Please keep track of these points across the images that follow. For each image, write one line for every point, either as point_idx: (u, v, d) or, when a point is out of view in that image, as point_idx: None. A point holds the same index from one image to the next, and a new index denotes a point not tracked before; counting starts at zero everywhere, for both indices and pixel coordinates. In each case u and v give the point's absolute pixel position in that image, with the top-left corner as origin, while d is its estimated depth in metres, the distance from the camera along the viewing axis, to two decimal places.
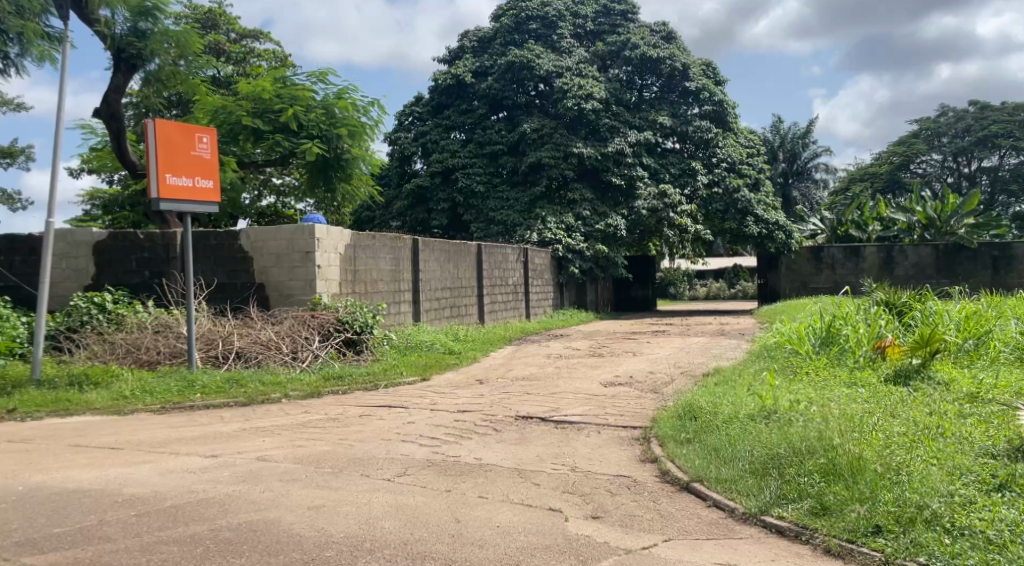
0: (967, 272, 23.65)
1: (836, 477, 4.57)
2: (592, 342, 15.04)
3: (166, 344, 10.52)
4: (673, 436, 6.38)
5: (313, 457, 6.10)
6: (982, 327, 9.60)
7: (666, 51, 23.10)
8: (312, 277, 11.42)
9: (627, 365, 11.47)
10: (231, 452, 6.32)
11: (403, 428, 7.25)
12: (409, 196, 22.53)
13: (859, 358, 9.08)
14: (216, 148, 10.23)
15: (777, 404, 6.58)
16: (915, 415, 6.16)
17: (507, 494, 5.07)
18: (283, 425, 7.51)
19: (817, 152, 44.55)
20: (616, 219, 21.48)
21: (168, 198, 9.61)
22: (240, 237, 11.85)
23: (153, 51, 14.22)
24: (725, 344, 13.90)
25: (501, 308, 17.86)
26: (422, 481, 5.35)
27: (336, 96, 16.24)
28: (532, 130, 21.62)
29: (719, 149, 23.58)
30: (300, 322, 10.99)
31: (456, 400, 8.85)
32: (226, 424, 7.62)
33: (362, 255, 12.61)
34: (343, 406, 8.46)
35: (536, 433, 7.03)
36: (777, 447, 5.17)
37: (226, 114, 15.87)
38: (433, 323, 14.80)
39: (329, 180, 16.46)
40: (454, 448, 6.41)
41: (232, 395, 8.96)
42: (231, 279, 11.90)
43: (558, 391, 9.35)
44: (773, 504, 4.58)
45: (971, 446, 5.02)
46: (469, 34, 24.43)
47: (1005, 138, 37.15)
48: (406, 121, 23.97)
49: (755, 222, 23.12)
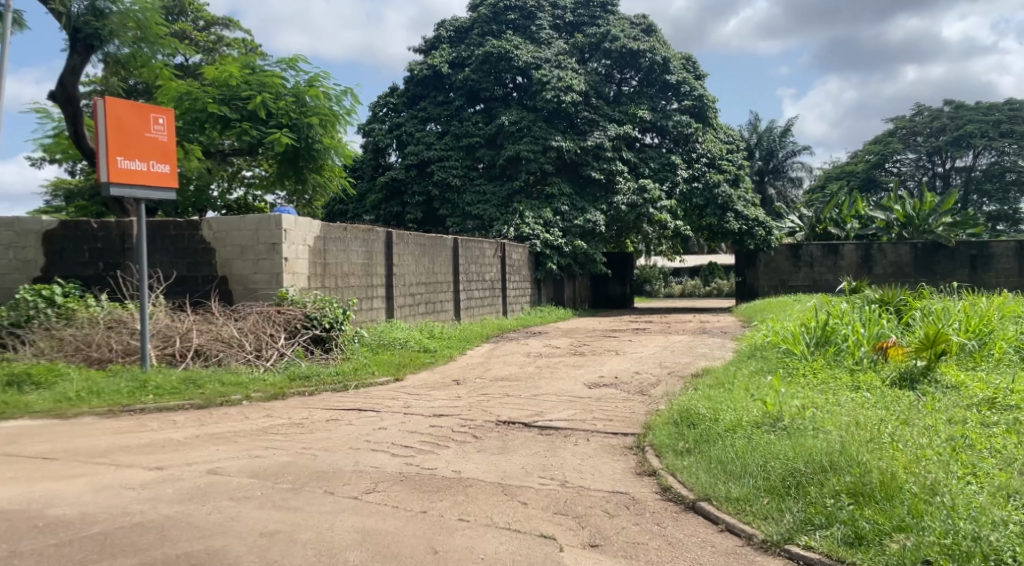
0: (944, 271, 23.41)
1: (867, 500, 4.03)
2: (572, 340, 14.45)
3: (119, 340, 9.75)
4: (671, 446, 5.84)
5: (272, 469, 5.43)
6: (983, 328, 9.20)
7: (646, 44, 22.66)
8: (278, 270, 10.68)
9: (611, 365, 10.91)
10: (180, 464, 5.62)
11: (373, 435, 6.58)
12: (383, 189, 21.80)
13: (860, 359, 8.63)
14: (173, 131, 9.49)
15: (783, 410, 6.03)
16: (933, 423, 5.69)
17: (492, 515, 4.45)
18: (242, 431, 6.83)
19: (794, 151, 44.40)
20: (596, 215, 20.89)
21: (120, 182, 8.86)
22: (201, 227, 11.12)
23: (113, 31, 13.41)
24: (710, 343, 13.38)
25: (477, 304, 17.18)
26: (394, 499, 4.72)
27: (307, 83, 15.52)
28: (510, 123, 21.01)
29: (699, 145, 23.05)
30: (265, 318, 10.25)
31: (432, 403, 8.19)
32: (179, 430, 6.91)
33: (333, 247, 11.90)
34: (310, 410, 7.78)
35: (519, 442, 6.42)
36: (795, 461, 4.61)
37: (191, 100, 15.07)
38: (407, 320, 14.13)
39: (299, 171, 15.63)
40: (429, 459, 5.77)
41: (188, 397, 8.22)
42: (192, 272, 11.13)
43: (540, 393, 8.74)
44: (798, 530, 4.03)
45: (1006, 465, 4.55)
46: (445, 23, 23.73)
47: (980, 138, 36.92)
48: (380, 112, 23.30)
49: (736, 218, 22.73)
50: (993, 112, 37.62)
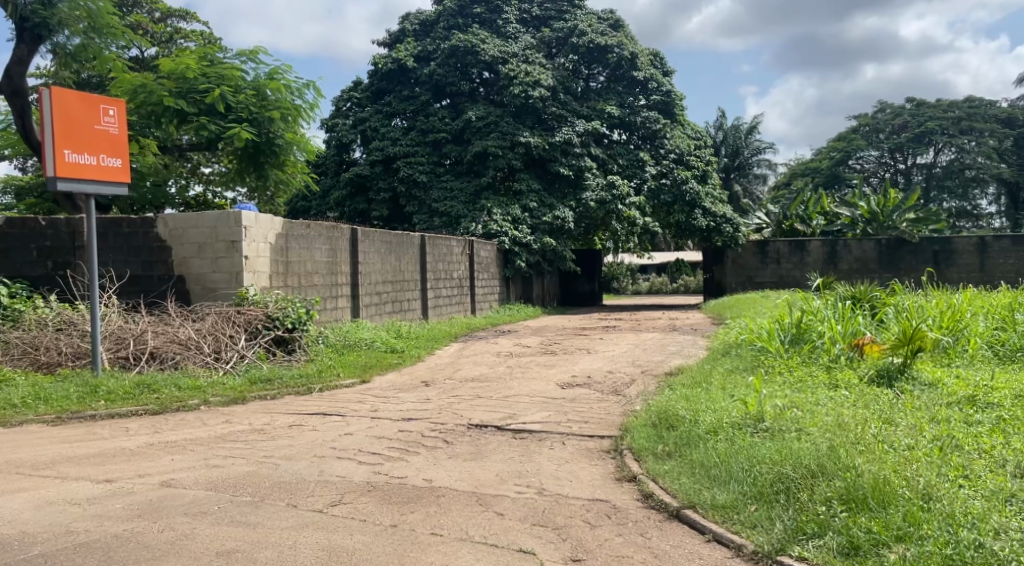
0: (908, 267, 23.49)
1: (861, 508, 3.83)
2: (542, 338, 14.22)
3: (69, 343, 9.28)
4: (650, 450, 5.63)
5: (230, 481, 5.10)
6: (957, 323, 9.12)
7: (614, 39, 22.55)
8: (238, 268, 10.27)
9: (584, 365, 10.68)
10: (130, 476, 5.26)
11: (339, 442, 6.26)
12: (348, 185, 21.36)
13: (837, 357, 8.52)
14: (125, 122, 9.06)
15: (764, 409, 5.83)
16: (916, 423, 5.56)
17: (466, 528, 4.19)
18: (199, 438, 6.47)
19: (759, 148, 44.80)
20: (564, 212, 20.66)
21: (67, 176, 8.40)
22: (157, 225, 10.67)
23: (63, 20, 12.92)
24: (681, 341, 13.25)
25: (445, 302, 16.89)
26: (362, 512, 4.43)
27: (268, 76, 15.09)
28: (477, 118, 20.73)
29: (667, 141, 22.97)
30: (224, 318, 9.83)
31: (400, 406, 7.90)
32: (131, 438, 6.52)
33: (296, 244, 11.53)
34: (271, 415, 7.44)
35: (492, 446, 6.16)
36: (782, 464, 4.41)
37: (146, 93, 14.24)
38: (373, 319, 13.78)
39: (260, 167, 15.17)
40: (398, 467, 5.47)
41: (142, 402, 7.82)
42: (147, 271, 10.68)
43: (512, 394, 8.48)
44: (790, 541, 3.83)
45: (997, 467, 4.40)
46: (411, 17, 23.38)
47: (940, 134, 37.52)
48: (344, 106, 22.81)
49: (703, 215, 22.67)
50: (953, 109, 38.29)
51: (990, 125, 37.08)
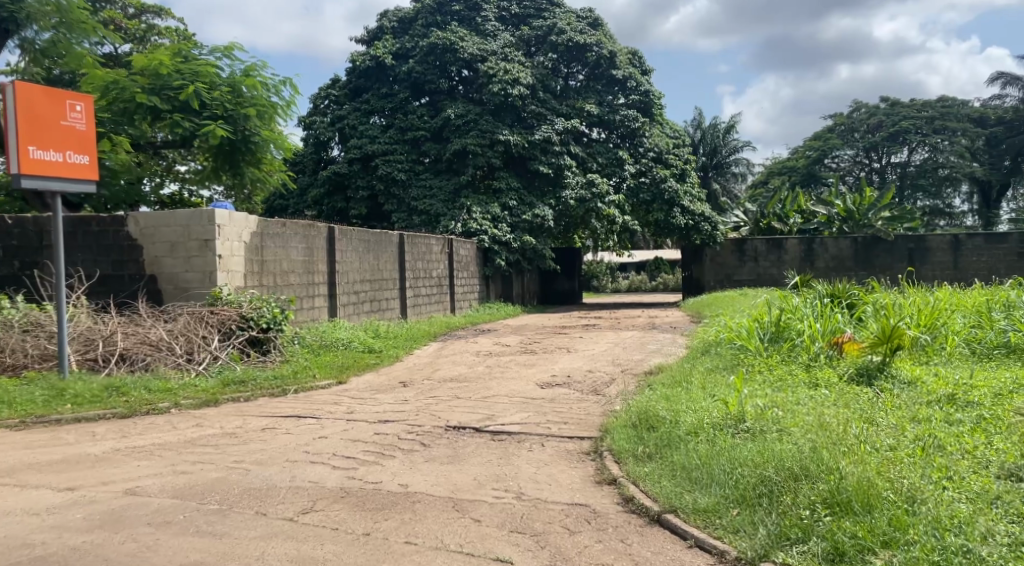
0: (884, 265, 23.60)
1: (845, 512, 3.76)
2: (522, 337, 14.10)
3: (35, 345, 9.04)
4: (631, 451, 5.54)
5: (199, 487, 4.94)
6: (935, 320, 9.11)
7: (592, 38, 22.49)
8: (212, 268, 10.04)
9: (564, 364, 10.59)
10: (94, 484, 5.08)
11: (313, 445, 6.11)
12: (326, 183, 21.10)
13: (816, 355, 8.49)
14: (92, 118, 8.83)
15: (745, 409, 5.75)
16: (897, 422, 5.50)
17: (442, 537, 4.07)
18: (168, 443, 6.29)
19: (737, 148, 45.01)
20: (544, 210, 20.55)
21: (32, 174, 8.16)
22: (128, 223, 10.44)
23: (30, 15, 13.20)
24: (660, 339, 13.19)
25: (425, 301, 16.73)
26: (334, 520, 4.30)
27: (243, 73, 14.84)
28: (456, 116, 20.56)
29: (646, 139, 22.94)
30: (196, 319, 9.62)
31: (377, 407, 7.76)
32: (97, 443, 6.32)
33: (271, 243, 11.33)
34: (244, 418, 7.27)
35: (470, 449, 6.03)
36: (765, 466, 4.33)
37: (118, 89, 14.01)
38: (350, 318, 13.60)
39: (235, 165, 14.94)
40: (373, 472, 5.33)
41: (111, 405, 7.61)
42: (117, 271, 10.44)
43: (491, 395, 8.37)
44: (773, 546, 3.76)
45: (980, 468, 4.35)
46: (389, 14, 23.14)
47: (914, 134, 37.82)
48: (322, 104, 22.53)
49: (682, 214, 22.64)
50: (927, 109, 38.62)
51: (962, 124, 37.33)
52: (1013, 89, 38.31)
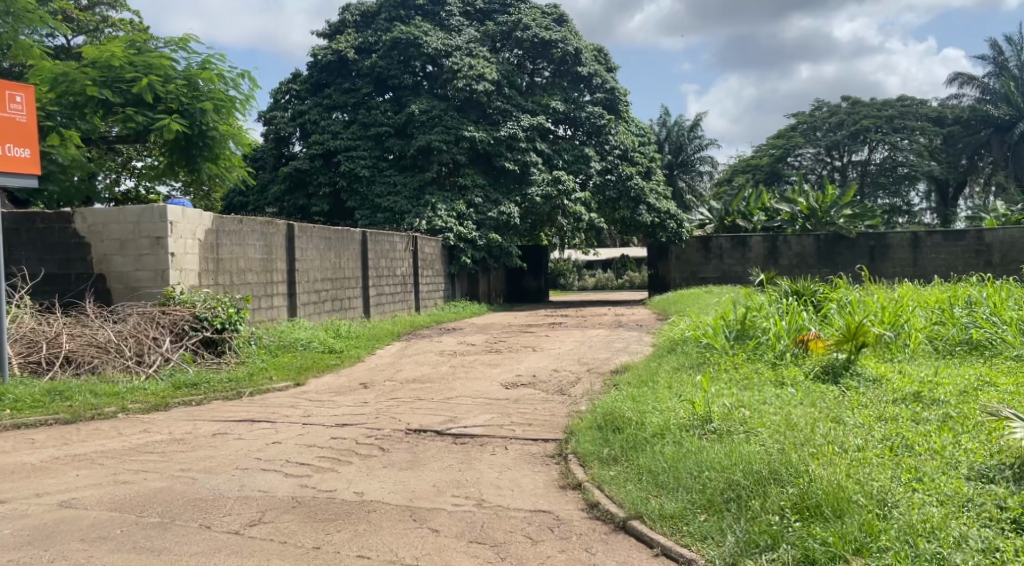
0: (845, 262, 23.81)
1: (815, 517, 3.62)
2: (487, 336, 13.90)
3: None
4: (596, 454, 5.37)
5: (140, 499, 4.66)
6: (899, 317, 9.09)
7: (558, 34, 22.35)
8: (163, 266, 9.66)
9: (528, 363, 10.41)
10: (26, 496, 4.76)
11: (265, 452, 5.85)
12: (287, 180, 20.69)
13: (782, 353, 8.43)
14: (33, 111, 8.44)
15: (711, 409, 5.60)
16: (865, 422, 5.40)
17: (396, 549, 3.86)
18: (111, 450, 5.98)
19: (703, 145, 45.28)
20: (510, 207, 20.34)
21: None
22: (75, 220, 10.04)
23: None
24: (626, 337, 13.08)
25: (388, 300, 16.43)
26: (283, 532, 4.06)
27: (200, 67, 14.41)
28: (420, 112, 20.32)
29: (612, 137, 22.72)
30: (146, 319, 9.25)
31: (335, 410, 7.50)
32: (34, 452, 5.98)
33: (227, 240, 10.98)
34: (195, 422, 6.97)
35: (430, 453, 5.82)
36: (732, 470, 4.19)
37: (68, 82, 13.47)
38: (311, 317, 13.28)
39: (192, 160, 14.49)
40: (328, 479, 5.09)
41: (53, 410, 7.26)
42: (63, 270, 10.03)
43: (453, 396, 8.15)
44: (742, 554, 3.59)
45: (950, 469, 4.25)
46: (351, 8, 22.76)
47: (875, 132, 38.28)
48: (282, 99, 22.11)
49: (648, 211, 22.62)
50: (888, 108, 39.07)
51: (921, 123, 37.90)
52: (970, 88, 38.94)
